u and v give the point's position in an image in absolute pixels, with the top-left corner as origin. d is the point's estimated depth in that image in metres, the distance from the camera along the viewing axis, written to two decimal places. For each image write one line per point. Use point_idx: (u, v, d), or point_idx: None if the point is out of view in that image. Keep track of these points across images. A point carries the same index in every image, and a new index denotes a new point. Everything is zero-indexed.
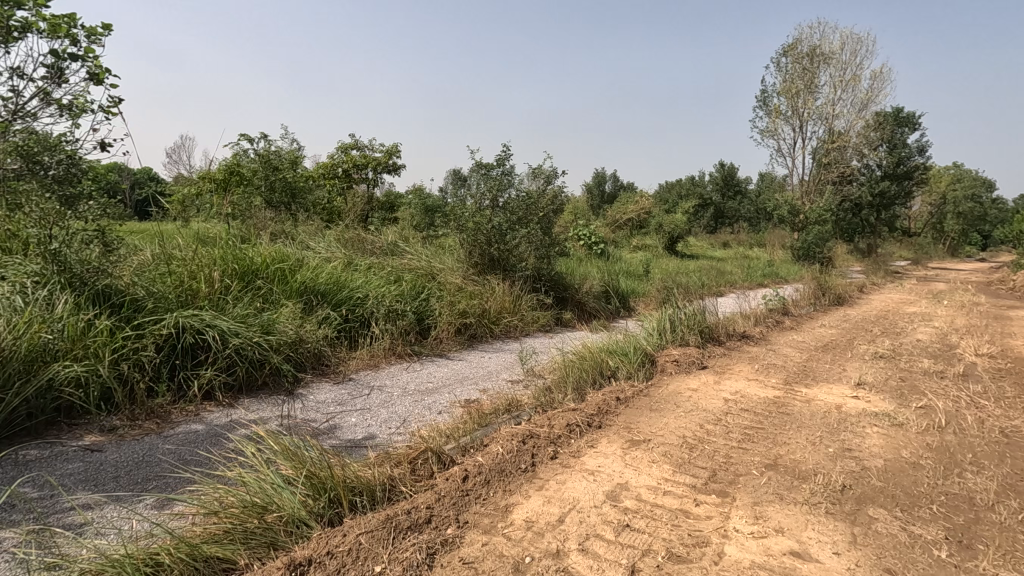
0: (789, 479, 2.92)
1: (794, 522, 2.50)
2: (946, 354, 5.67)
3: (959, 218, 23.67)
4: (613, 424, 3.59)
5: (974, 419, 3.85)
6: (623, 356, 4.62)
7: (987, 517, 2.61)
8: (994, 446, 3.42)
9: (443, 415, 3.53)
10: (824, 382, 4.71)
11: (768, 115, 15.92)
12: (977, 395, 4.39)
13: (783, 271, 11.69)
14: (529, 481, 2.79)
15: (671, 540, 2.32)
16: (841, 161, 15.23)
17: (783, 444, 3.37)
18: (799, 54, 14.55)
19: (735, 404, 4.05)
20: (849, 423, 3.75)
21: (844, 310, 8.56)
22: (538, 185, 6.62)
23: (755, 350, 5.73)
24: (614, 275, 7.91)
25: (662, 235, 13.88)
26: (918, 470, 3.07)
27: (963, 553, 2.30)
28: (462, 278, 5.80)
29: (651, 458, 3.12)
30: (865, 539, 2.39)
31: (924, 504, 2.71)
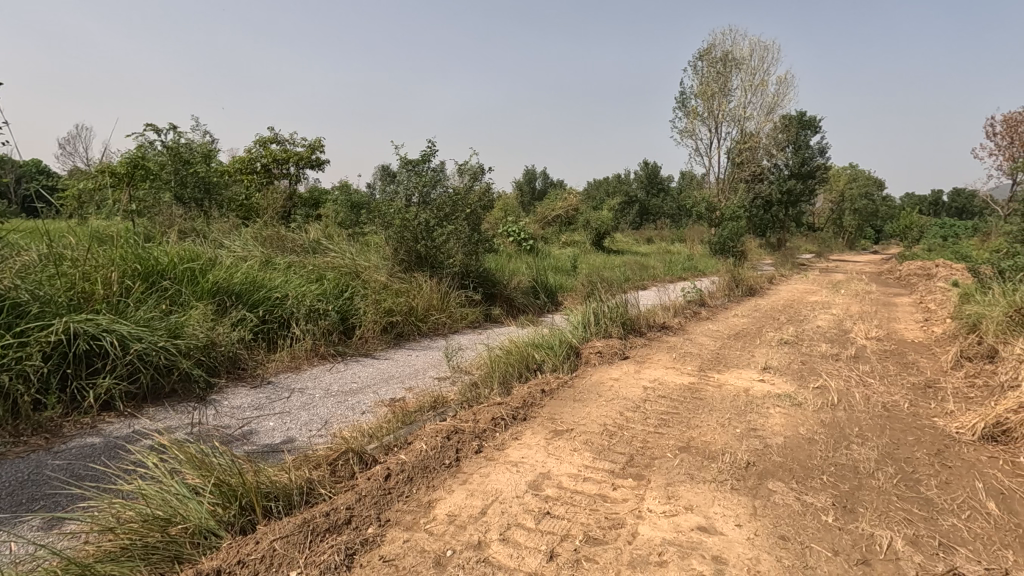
0: (699, 460, 3.11)
1: (702, 499, 2.67)
2: (841, 339, 6.23)
3: (856, 215, 25.86)
4: (537, 416, 3.68)
5: (861, 396, 4.26)
6: (548, 350, 4.73)
7: (868, 482, 2.90)
8: (876, 419, 3.80)
9: (366, 415, 3.48)
10: (735, 368, 5.05)
11: (686, 116, 16.73)
12: (864, 374, 4.86)
13: (702, 265, 12.35)
14: (452, 476, 2.80)
15: (588, 524, 2.42)
16: (752, 160, 16.57)
17: (695, 427, 3.59)
18: (713, 58, 15.41)
19: (653, 392, 4.26)
20: (754, 405, 4.04)
21: (755, 301, 9.15)
22: (465, 182, 6.59)
23: (673, 340, 6.03)
24: (543, 271, 8.08)
25: (590, 231, 14.24)
26: (812, 444, 3.36)
27: (847, 517, 2.54)
28: (387, 276, 5.71)
29: (573, 446, 3.23)
30: (764, 510, 2.59)
31: (816, 475, 2.97)
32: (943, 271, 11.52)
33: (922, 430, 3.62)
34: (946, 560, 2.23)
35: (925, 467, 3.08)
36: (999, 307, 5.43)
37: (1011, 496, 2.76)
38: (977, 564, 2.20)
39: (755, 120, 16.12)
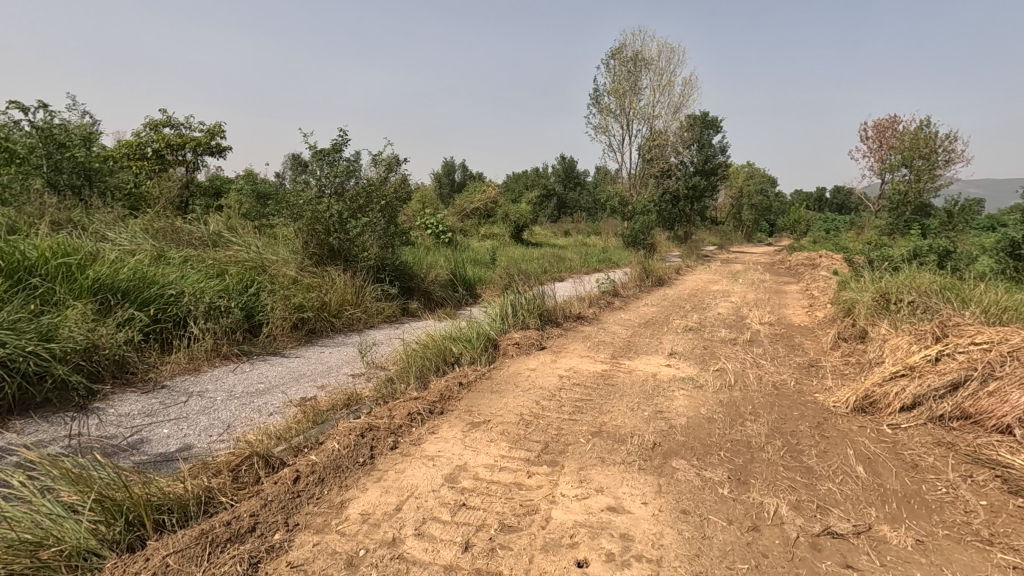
0: (610, 443, 3.25)
1: (612, 480, 2.80)
2: (738, 324, 6.74)
3: (753, 210, 27.94)
4: (455, 409, 3.68)
5: (755, 376, 4.63)
6: (466, 342, 4.73)
7: (759, 455, 3.16)
8: (767, 397, 4.15)
9: (274, 416, 3.31)
10: (644, 354, 5.31)
11: (600, 112, 17.26)
12: (758, 356, 5.29)
13: (615, 257, 12.85)
14: (366, 474, 2.74)
15: (504, 513, 2.46)
16: (661, 157, 17.44)
17: (607, 412, 3.75)
18: (624, 58, 16.00)
19: (568, 380, 4.39)
20: (661, 388, 4.28)
21: (664, 291, 9.66)
22: (379, 173, 6.38)
23: (588, 329, 6.24)
24: (461, 263, 8.06)
25: (509, 224, 14.36)
26: (711, 423, 3.62)
27: (740, 489, 2.76)
28: (297, 270, 5.45)
29: (489, 437, 3.26)
30: (668, 487, 2.76)
31: (714, 451, 3.20)
32: (825, 261, 12.75)
33: (805, 405, 4.00)
34: (822, 520, 2.48)
35: (807, 439, 3.41)
36: (868, 292, 6.10)
37: (876, 460, 3.11)
38: (847, 521, 2.47)
39: (663, 118, 16.95)
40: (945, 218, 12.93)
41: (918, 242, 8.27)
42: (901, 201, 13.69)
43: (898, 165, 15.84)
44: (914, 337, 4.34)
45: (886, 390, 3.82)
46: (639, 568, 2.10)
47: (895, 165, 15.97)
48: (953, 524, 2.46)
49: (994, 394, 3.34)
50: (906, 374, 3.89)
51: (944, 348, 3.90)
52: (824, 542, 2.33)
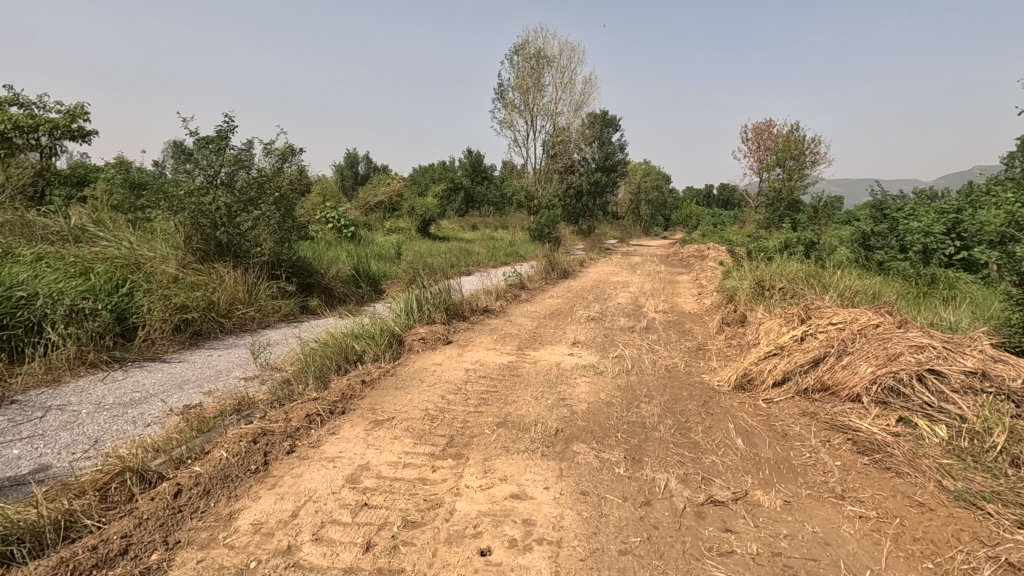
0: (514, 432, 3.32)
1: (516, 468, 2.86)
2: (636, 313, 7.13)
3: (650, 205, 29.59)
4: (357, 408, 3.57)
5: (650, 361, 4.93)
6: (369, 339, 4.59)
7: (653, 434, 3.37)
8: (660, 380, 4.43)
9: (152, 427, 3.03)
10: (548, 344, 5.47)
11: (504, 107, 17.41)
12: (653, 342, 5.63)
13: (522, 250, 13.08)
14: (259, 482, 2.58)
15: (407, 509, 2.42)
16: (564, 154, 17.95)
17: (512, 403, 3.82)
18: (527, 54, 16.25)
19: (474, 373, 4.41)
20: (564, 376, 4.44)
21: (568, 283, 9.99)
22: (272, 164, 6.00)
23: (494, 322, 6.31)
24: (365, 258, 7.82)
25: (415, 218, 14.11)
26: (610, 407, 3.81)
27: (635, 467, 2.93)
28: (179, 267, 4.99)
29: (393, 434, 3.20)
30: (568, 470, 2.87)
31: (612, 433, 3.37)
32: (713, 252, 13.81)
33: (693, 385, 4.32)
34: (706, 491, 2.70)
35: (694, 417, 3.68)
36: (747, 280, 6.69)
37: (752, 432, 3.43)
38: (727, 490, 2.71)
39: (565, 115, 17.46)
40: (811, 213, 14.47)
41: (788, 234, 9.21)
42: (776, 198, 15.34)
43: (773, 165, 17.48)
44: (784, 320, 4.83)
45: (761, 368, 4.22)
46: (540, 551, 2.16)
47: (771, 165, 17.60)
48: (813, 483, 2.77)
49: (846, 367, 3.80)
50: (777, 353, 4.32)
51: (808, 329, 4.38)
52: (707, 510, 2.54)
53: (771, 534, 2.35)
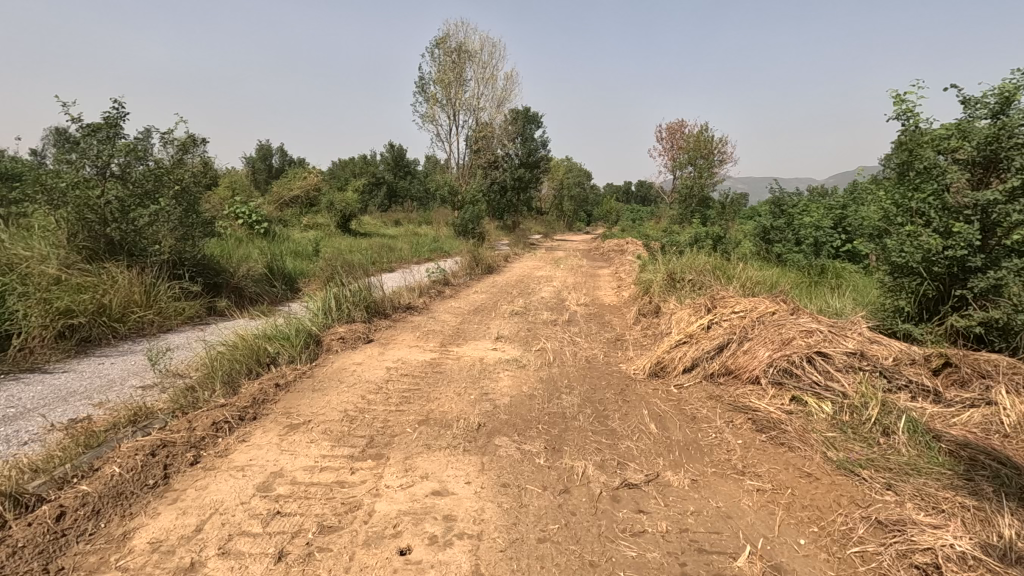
0: (436, 429, 3.30)
1: (437, 465, 2.85)
2: (558, 306, 7.30)
3: (572, 201, 30.28)
4: (270, 413, 3.41)
5: (571, 352, 5.07)
6: (283, 340, 4.38)
7: (572, 424, 3.48)
8: (580, 370, 4.57)
9: (30, 445, 2.73)
10: (472, 340, 5.49)
11: (426, 101, 17.13)
12: (574, 334, 5.80)
13: (446, 246, 12.98)
14: (158, 498, 2.41)
15: (323, 514, 2.35)
16: (487, 149, 17.97)
17: (434, 400, 3.79)
18: (448, 49, 16.03)
19: (396, 371, 4.34)
20: (487, 371, 4.47)
21: (492, 278, 10.04)
22: (171, 155, 5.58)
23: (417, 320, 6.22)
24: (279, 256, 7.46)
25: (334, 214, 13.56)
26: (531, 399, 3.88)
27: (554, 457, 3.00)
28: (62, 268, 4.52)
29: (309, 438, 3.09)
30: (490, 464, 2.89)
31: (533, 425, 3.44)
32: (631, 246, 14.37)
33: (611, 374, 4.49)
34: (621, 475, 2.82)
35: (611, 405, 3.83)
36: (661, 273, 7.03)
37: (664, 416, 3.63)
38: (640, 473, 2.84)
39: (488, 111, 17.48)
40: (719, 210, 15.39)
41: (698, 229, 9.76)
42: (688, 195, 16.16)
43: (685, 164, 18.40)
44: (693, 310, 5.13)
45: (672, 356, 4.46)
46: (460, 546, 2.17)
47: (683, 164, 18.50)
48: (718, 462, 2.97)
49: (747, 352, 4.09)
50: (687, 341, 4.58)
51: (714, 318, 4.68)
52: (622, 493, 2.65)
53: (680, 511, 2.49)
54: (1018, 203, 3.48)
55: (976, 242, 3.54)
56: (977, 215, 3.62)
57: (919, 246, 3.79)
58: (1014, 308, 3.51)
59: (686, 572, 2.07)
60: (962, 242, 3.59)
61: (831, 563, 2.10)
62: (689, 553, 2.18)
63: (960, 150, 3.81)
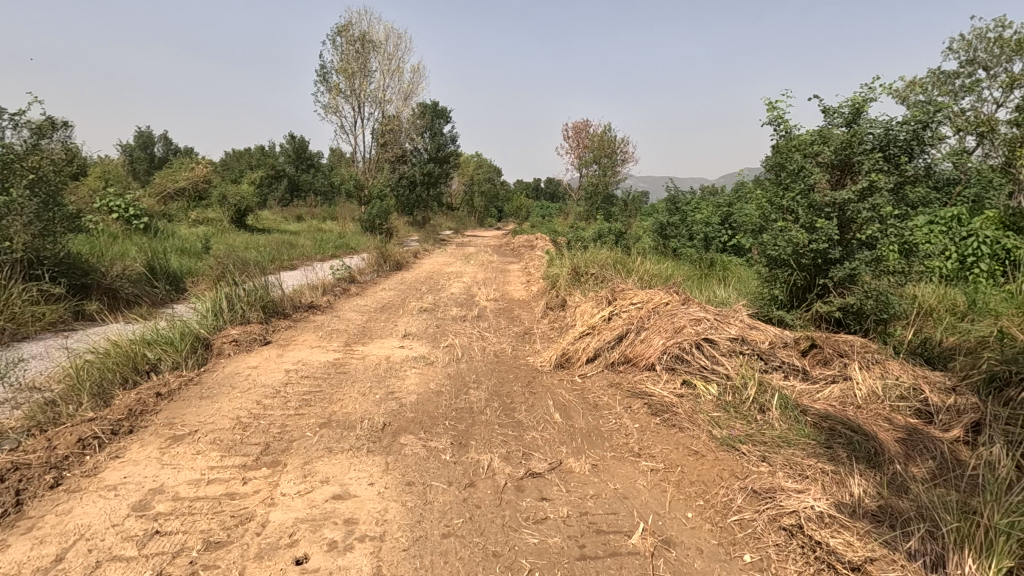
0: (338, 431, 3.19)
1: (338, 469, 2.75)
2: (468, 302, 7.31)
3: (483, 197, 30.33)
4: (149, 425, 3.12)
5: (479, 348, 5.09)
6: (165, 345, 4.01)
7: (479, 418, 3.50)
8: (488, 365, 4.61)
9: None
10: (378, 338, 5.35)
11: (328, 91, 16.39)
12: (483, 329, 5.83)
13: (353, 242, 12.55)
14: (8, 528, 2.14)
15: (210, 529, 2.19)
16: (394, 143, 17.89)
17: (337, 401, 3.66)
18: (351, 37, 15.39)
19: (296, 373, 4.13)
20: (394, 370, 4.38)
21: (401, 275, 9.85)
22: (23, 139, 4.87)
23: (320, 319, 5.95)
24: (162, 253, 6.84)
25: (227, 208, 12.58)
26: (439, 396, 3.86)
27: (460, 452, 3.01)
28: None
29: (196, 449, 2.87)
30: (395, 464, 2.84)
31: (440, 421, 3.42)
32: (540, 242, 14.67)
33: (518, 367, 4.57)
34: (525, 465, 2.88)
35: (518, 397, 3.90)
36: (567, 268, 7.24)
37: (568, 405, 3.75)
38: (544, 462, 2.92)
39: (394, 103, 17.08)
40: (622, 207, 16.10)
41: (602, 225, 10.16)
42: (594, 191, 16.74)
43: (591, 162, 19.06)
44: (596, 302, 5.34)
45: (576, 347, 4.63)
46: (362, 548, 2.12)
47: (588, 162, 19.14)
48: (617, 446, 3.12)
49: (644, 341, 4.34)
50: (590, 332, 4.76)
51: (614, 310, 4.90)
52: (526, 483, 2.71)
53: (580, 496, 2.59)
54: (867, 202, 3.95)
55: (835, 236, 3.97)
56: (836, 213, 4.06)
57: (789, 240, 4.20)
58: (865, 295, 3.99)
59: (586, 554, 2.16)
60: (824, 237, 4.01)
61: (714, 533, 2.28)
62: (588, 535, 2.28)
63: (821, 154, 4.26)
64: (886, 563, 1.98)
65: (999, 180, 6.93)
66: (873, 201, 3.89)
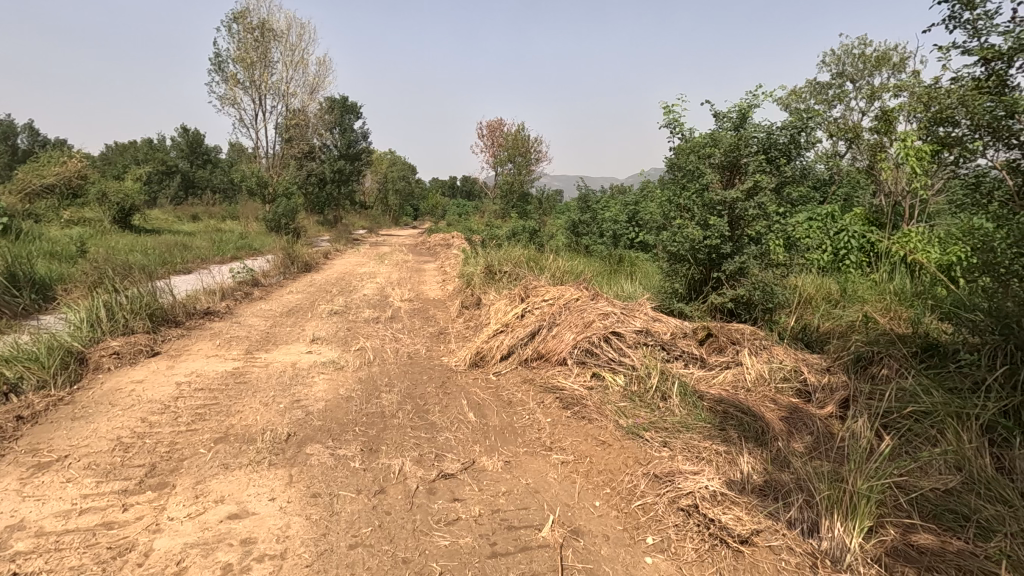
0: (237, 446, 2.98)
1: (235, 486, 2.57)
2: (381, 303, 7.12)
3: (398, 195, 29.66)
4: (8, 453, 2.76)
5: (392, 350, 4.97)
6: (28, 361, 3.55)
7: (391, 422, 3.41)
8: (401, 367, 4.51)
9: None
10: (283, 344, 5.08)
11: (225, 81, 15.30)
12: (396, 331, 5.70)
13: (256, 243, 11.81)
14: None
15: (81, 565, 1.97)
16: (301, 138, 17.04)
17: (236, 413, 3.42)
18: (249, 24, 14.42)
19: (188, 386, 3.81)
20: (300, 377, 4.16)
21: (310, 276, 9.41)
22: None
23: (217, 326, 5.54)
24: (26, 257, 6.07)
25: (108, 207, 11.41)
26: (349, 401, 3.72)
27: (370, 458, 2.91)
28: None
29: (66, 477, 2.57)
30: (299, 476, 2.70)
31: (350, 428, 3.30)
32: (457, 241, 14.59)
33: (433, 368, 4.52)
34: (437, 467, 2.84)
35: (431, 398, 3.85)
36: (481, 266, 7.26)
37: (483, 404, 3.76)
38: (456, 462, 2.90)
39: (299, 96, 16.25)
40: (537, 205, 16.37)
41: (517, 222, 10.27)
42: (509, 190, 16.88)
43: (506, 161, 19.24)
44: (509, 300, 5.39)
45: (490, 345, 4.64)
46: (260, 569, 1.99)
47: (503, 160, 19.29)
48: (530, 441, 3.17)
49: (555, 336, 4.44)
50: (503, 330, 4.80)
51: (526, 307, 4.97)
52: (438, 485, 2.68)
53: (492, 493, 2.60)
54: (753, 201, 4.28)
55: (726, 233, 4.27)
56: (726, 211, 4.37)
57: (686, 237, 4.46)
58: (753, 286, 4.33)
59: (497, 551, 2.17)
60: (717, 233, 4.30)
61: (619, 519, 2.37)
62: (500, 532, 2.29)
63: (713, 156, 4.56)
64: (770, 533, 2.16)
65: (865, 180, 7.76)
66: (759, 200, 4.24)
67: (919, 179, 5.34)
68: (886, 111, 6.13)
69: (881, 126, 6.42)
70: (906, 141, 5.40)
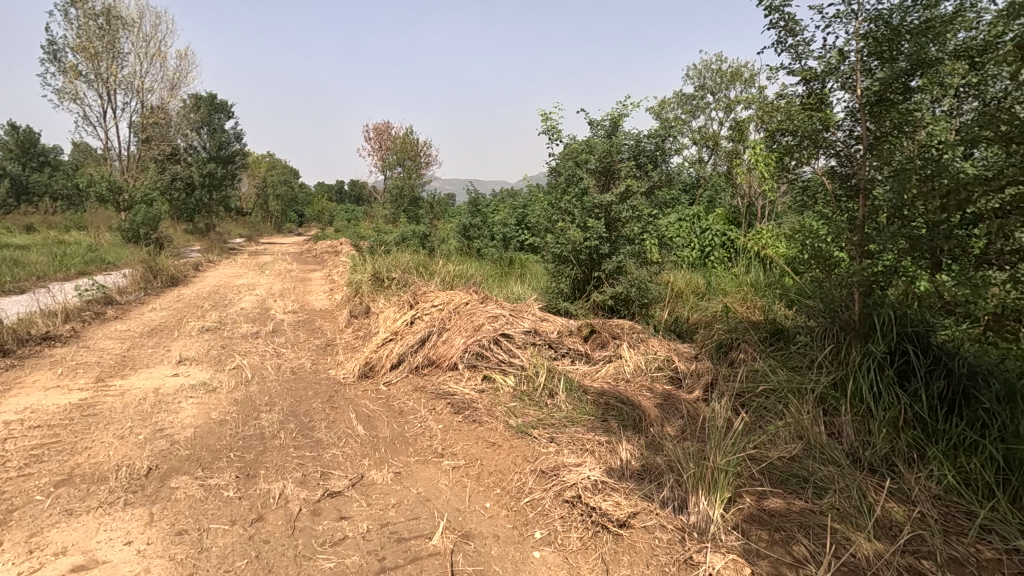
0: (84, 488, 2.63)
1: (81, 533, 2.26)
2: (261, 316, 6.64)
3: (279, 200, 27.90)
4: None
5: (273, 366, 4.66)
6: None
7: (272, 443, 3.20)
8: (283, 383, 4.24)
9: None
10: (143, 368, 4.56)
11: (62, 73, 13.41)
12: (278, 345, 5.36)
13: (110, 256, 10.48)
14: None
15: None
16: (161, 138, 15.44)
17: (84, 450, 3.02)
18: (91, 11, 12.69)
19: (20, 425, 3.30)
20: (163, 403, 3.76)
21: (177, 291, 8.55)
22: None
23: (59, 353, 4.84)
24: None
25: None
26: (222, 425, 3.43)
27: (247, 484, 2.71)
28: None
29: None
30: (163, 512, 2.44)
31: (223, 454, 3.04)
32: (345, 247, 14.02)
33: (318, 382, 4.30)
34: (323, 486, 2.71)
35: (317, 414, 3.66)
36: (370, 273, 7.04)
37: (372, 415, 3.64)
38: (343, 478, 2.79)
39: (158, 93, 14.70)
40: (428, 209, 16.20)
41: (407, 227, 10.09)
42: (399, 194, 16.53)
43: (394, 164, 18.85)
44: (398, 307, 5.28)
45: (380, 355, 4.52)
46: None
47: (392, 164, 18.88)
48: (421, 450, 3.13)
49: (446, 341, 4.42)
50: (393, 338, 4.69)
51: (416, 313, 4.90)
52: (323, 504, 2.56)
53: (381, 507, 2.53)
54: (626, 204, 4.58)
55: (603, 234, 4.53)
56: (603, 214, 4.63)
57: (569, 240, 4.65)
58: (629, 284, 4.63)
59: (385, 566, 2.11)
60: (596, 235, 4.54)
61: (509, 518, 2.42)
62: (390, 546, 2.23)
63: (589, 161, 4.80)
64: (646, 514, 2.32)
65: (725, 183, 8.59)
66: (631, 203, 4.55)
67: (767, 183, 6.03)
68: (738, 122, 6.84)
69: (736, 135, 7.17)
70: (755, 149, 6.08)
